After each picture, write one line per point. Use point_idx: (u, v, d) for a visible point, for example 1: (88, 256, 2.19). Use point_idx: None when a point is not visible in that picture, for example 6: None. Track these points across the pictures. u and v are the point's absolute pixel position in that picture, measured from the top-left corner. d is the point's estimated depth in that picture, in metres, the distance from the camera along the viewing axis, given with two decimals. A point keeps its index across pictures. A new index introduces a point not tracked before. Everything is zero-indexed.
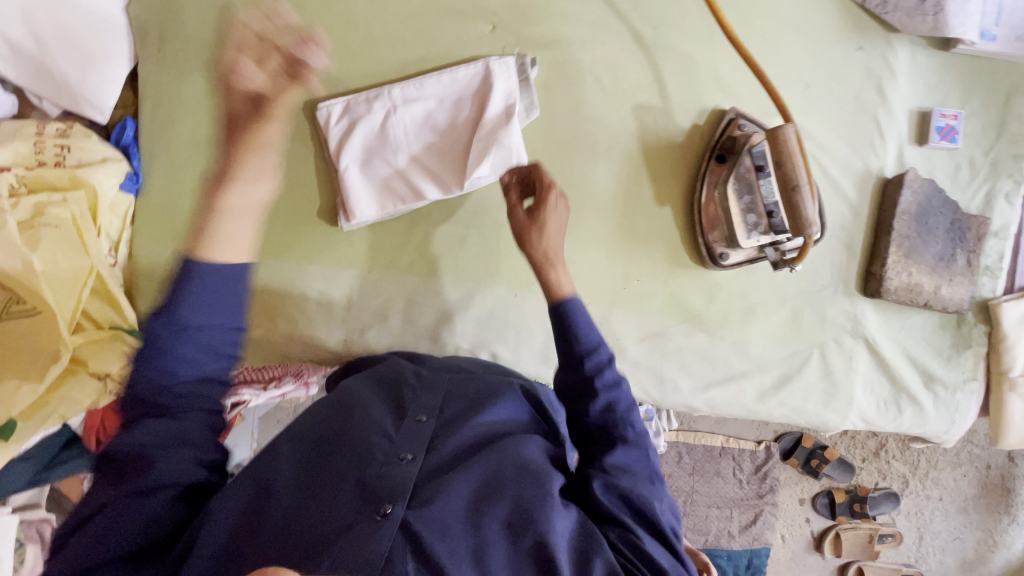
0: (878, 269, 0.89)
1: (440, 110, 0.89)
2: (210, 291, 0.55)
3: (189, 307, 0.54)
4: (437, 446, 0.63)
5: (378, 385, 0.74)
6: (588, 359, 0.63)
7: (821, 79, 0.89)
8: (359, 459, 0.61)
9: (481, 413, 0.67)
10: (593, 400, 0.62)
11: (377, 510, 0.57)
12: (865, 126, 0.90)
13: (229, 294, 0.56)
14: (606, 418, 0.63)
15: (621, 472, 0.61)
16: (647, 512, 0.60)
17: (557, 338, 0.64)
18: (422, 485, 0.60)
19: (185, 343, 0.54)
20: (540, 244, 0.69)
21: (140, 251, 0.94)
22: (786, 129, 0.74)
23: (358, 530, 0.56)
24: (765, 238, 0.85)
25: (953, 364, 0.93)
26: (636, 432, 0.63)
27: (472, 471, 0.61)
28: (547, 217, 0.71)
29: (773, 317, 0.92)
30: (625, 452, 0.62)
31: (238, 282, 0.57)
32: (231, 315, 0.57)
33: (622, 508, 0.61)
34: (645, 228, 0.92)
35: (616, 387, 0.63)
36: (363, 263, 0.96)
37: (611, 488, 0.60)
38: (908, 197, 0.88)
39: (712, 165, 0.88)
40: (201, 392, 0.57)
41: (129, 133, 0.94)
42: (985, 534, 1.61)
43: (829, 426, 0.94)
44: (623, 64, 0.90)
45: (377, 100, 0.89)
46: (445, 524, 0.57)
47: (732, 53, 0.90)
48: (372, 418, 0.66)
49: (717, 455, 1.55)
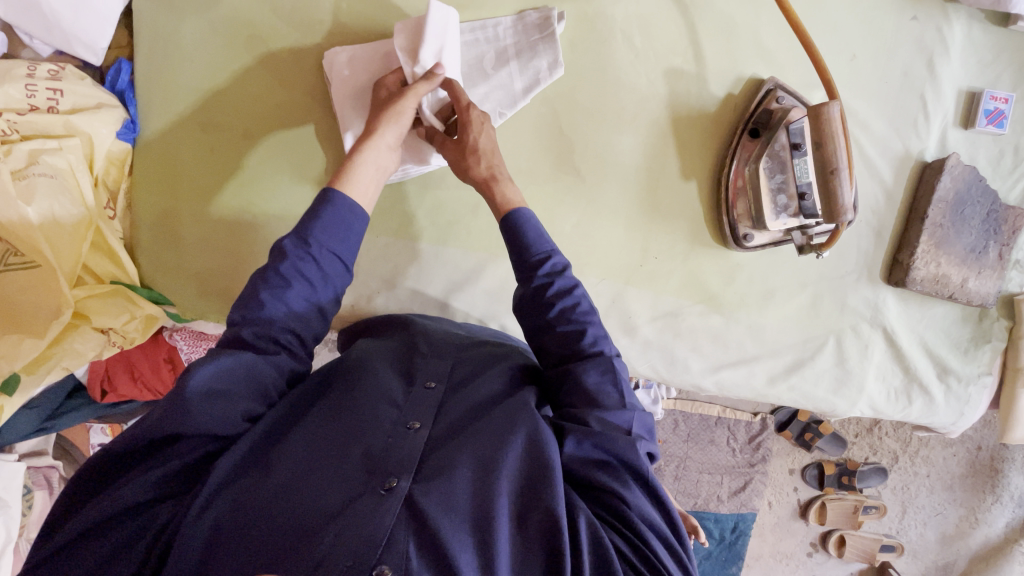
0: (906, 258, 0.86)
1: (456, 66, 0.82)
2: (340, 218, 0.62)
3: (317, 226, 0.61)
4: (445, 414, 0.60)
5: (386, 354, 0.72)
6: (540, 269, 0.63)
7: (868, 51, 0.83)
8: (362, 430, 0.57)
9: (491, 379, 0.64)
10: (545, 310, 0.61)
11: (381, 485, 0.53)
12: (910, 105, 0.85)
13: (347, 217, 0.63)
14: (561, 329, 0.61)
15: (587, 405, 0.57)
16: (620, 455, 0.53)
17: (512, 249, 0.65)
18: (430, 457, 0.56)
19: (301, 265, 0.60)
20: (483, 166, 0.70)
21: (141, 203, 0.91)
22: (831, 107, 0.69)
23: (362, 506, 0.51)
24: (792, 222, 0.82)
25: (969, 358, 0.92)
26: (593, 351, 0.59)
27: (477, 446, 0.55)
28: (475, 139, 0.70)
29: (792, 302, 0.89)
30: (593, 376, 0.58)
31: (351, 210, 0.64)
32: (349, 238, 0.63)
33: (595, 461, 0.55)
34: (668, 204, 0.88)
35: (571, 293, 0.61)
36: (371, 226, 0.92)
37: (585, 439, 0.54)
38: (947, 183, 0.84)
39: (744, 140, 0.83)
40: (294, 311, 0.60)
41: (124, 77, 0.88)
42: (967, 511, 1.65)
43: (836, 412, 0.94)
44: (657, 23, 0.83)
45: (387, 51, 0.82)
46: (452, 500, 0.52)
47: (776, 17, 0.83)
48: (380, 387, 0.63)
49: (712, 425, 1.57)
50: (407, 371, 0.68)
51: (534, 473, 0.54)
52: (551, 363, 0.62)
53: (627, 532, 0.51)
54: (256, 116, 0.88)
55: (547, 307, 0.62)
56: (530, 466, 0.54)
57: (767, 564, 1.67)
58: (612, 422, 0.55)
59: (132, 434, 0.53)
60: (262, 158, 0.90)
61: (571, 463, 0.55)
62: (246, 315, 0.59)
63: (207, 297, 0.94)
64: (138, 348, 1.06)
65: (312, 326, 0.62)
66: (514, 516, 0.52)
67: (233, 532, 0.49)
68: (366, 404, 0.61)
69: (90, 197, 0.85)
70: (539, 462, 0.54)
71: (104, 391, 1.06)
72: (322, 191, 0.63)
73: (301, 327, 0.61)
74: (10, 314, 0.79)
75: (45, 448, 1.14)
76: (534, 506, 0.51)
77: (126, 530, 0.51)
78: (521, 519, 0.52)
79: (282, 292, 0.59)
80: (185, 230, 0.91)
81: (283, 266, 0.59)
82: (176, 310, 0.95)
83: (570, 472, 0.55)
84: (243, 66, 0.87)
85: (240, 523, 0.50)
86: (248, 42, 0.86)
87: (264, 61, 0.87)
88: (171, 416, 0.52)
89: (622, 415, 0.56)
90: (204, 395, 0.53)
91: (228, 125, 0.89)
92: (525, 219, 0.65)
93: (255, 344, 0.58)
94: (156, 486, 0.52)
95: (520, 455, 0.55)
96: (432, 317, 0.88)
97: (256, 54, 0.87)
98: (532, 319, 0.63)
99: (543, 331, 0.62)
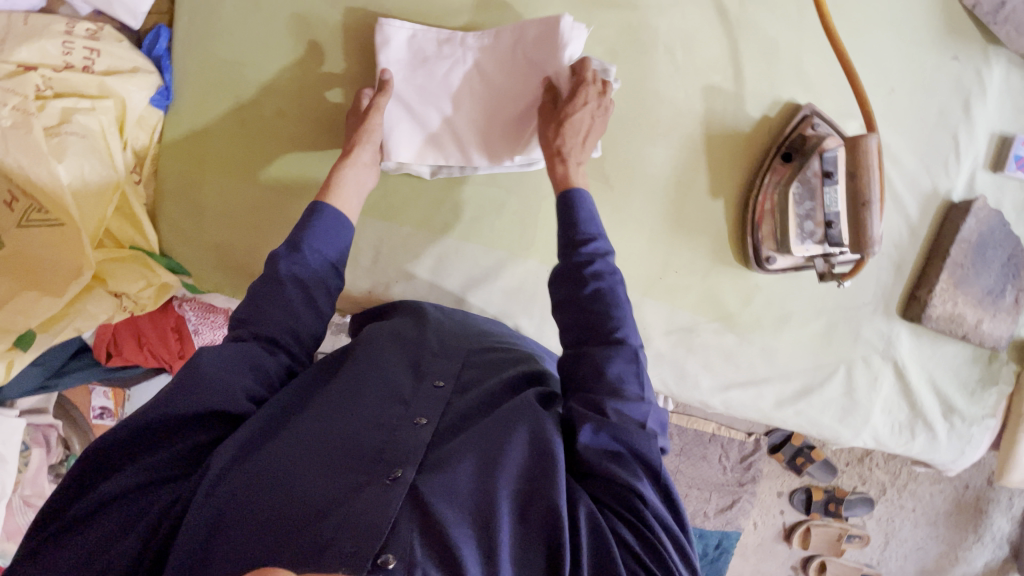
0: (923, 294, 0.87)
1: (497, 67, 0.80)
2: (330, 229, 0.68)
3: (319, 245, 0.66)
4: (452, 411, 0.60)
5: (401, 344, 0.72)
6: (588, 243, 0.61)
7: (907, 85, 0.84)
8: (367, 421, 0.57)
9: (500, 378, 0.65)
10: (578, 287, 0.59)
11: (387, 474, 0.52)
12: (943, 143, 0.86)
13: (335, 227, 0.68)
14: (591, 309, 0.58)
15: (606, 393, 0.54)
16: (633, 446, 0.53)
17: (560, 223, 0.64)
18: (434, 453, 0.55)
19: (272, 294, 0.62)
20: (552, 136, 0.72)
21: (166, 173, 0.91)
22: (868, 138, 0.69)
23: (366, 494, 0.50)
24: (816, 248, 0.82)
25: (975, 399, 0.93)
26: (620, 338, 0.56)
27: (483, 440, 0.55)
28: (569, 115, 0.71)
29: (807, 328, 0.90)
30: (617, 364, 0.55)
31: (338, 219, 0.69)
32: (343, 245, 0.69)
33: (608, 453, 0.54)
34: (693, 219, 0.88)
35: (607, 275, 0.59)
36: (395, 215, 0.92)
37: (601, 429, 0.53)
38: (971, 225, 0.84)
39: (776, 163, 0.83)
40: (288, 323, 0.62)
41: (162, 43, 0.88)
42: (949, 547, 1.66)
43: (839, 441, 0.94)
44: (701, 38, 0.83)
45: (447, 44, 0.81)
46: (456, 493, 0.51)
47: (819, 44, 0.83)
48: (390, 381, 0.63)
49: (706, 441, 1.57)
50: (416, 366, 0.68)
51: (536, 469, 0.53)
52: (574, 341, 0.59)
53: (638, 526, 0.50)
54: (289, 95, 0.89)
55: (582, 285, 0.59)
56: (533, 463, 0.53)
57: None
58: (628, 414, 0.54)
59: (122, 424, 0.52)
60: (292, 137, 0.90)
61: (584, 454, 0.53)
62: (251, 300, 0.62)
63: (226, 272, 0.96)
64: (148, 315, 1.05)
65: (304, 333, 0.63)
66: (516, 514, 0.51)
67: (230, 522, 0.49)
68: (375, 394, 0.61)
69: (119, 159, 0.85)
70: (543, 463, 0.53)
71: (109, 354, 1.06)
72: (312, 204, 0.69)
73: (297, 330, 0.63)
74: (30, 269, 0.80)
75: (44, 407, 1.14)
76: (535, 505, 0.51)
77: (122, 517, 0.50)
78: (524, 516, 0.50)
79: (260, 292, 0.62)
80: (206, 200, 0.92)
81: (257, 287, 0.62)
82: (192, 282, 0.96)
83: (580, 462, 0.54)
84: (283, 42, 0.88)
85: (241, 509, 0.49)
86: (290, 20, 0.87)
87: (305, 42, 0.88)
88: (176, 391, 0.54)
89: (639, 407, 0.54)
90: (218, 367, 0.56)
91: (261, 103, 0.89)
92: (582, 196, 0.65)
93: (262, 337, 0.60)
94: (163, 468, 0.53)
95: (523, 453, 0.54)
96: (448, 309, 0.88)
97: (295, 32, 0.87)
98: (562, 295, 0.60)
99: (574, 313, 0.59)
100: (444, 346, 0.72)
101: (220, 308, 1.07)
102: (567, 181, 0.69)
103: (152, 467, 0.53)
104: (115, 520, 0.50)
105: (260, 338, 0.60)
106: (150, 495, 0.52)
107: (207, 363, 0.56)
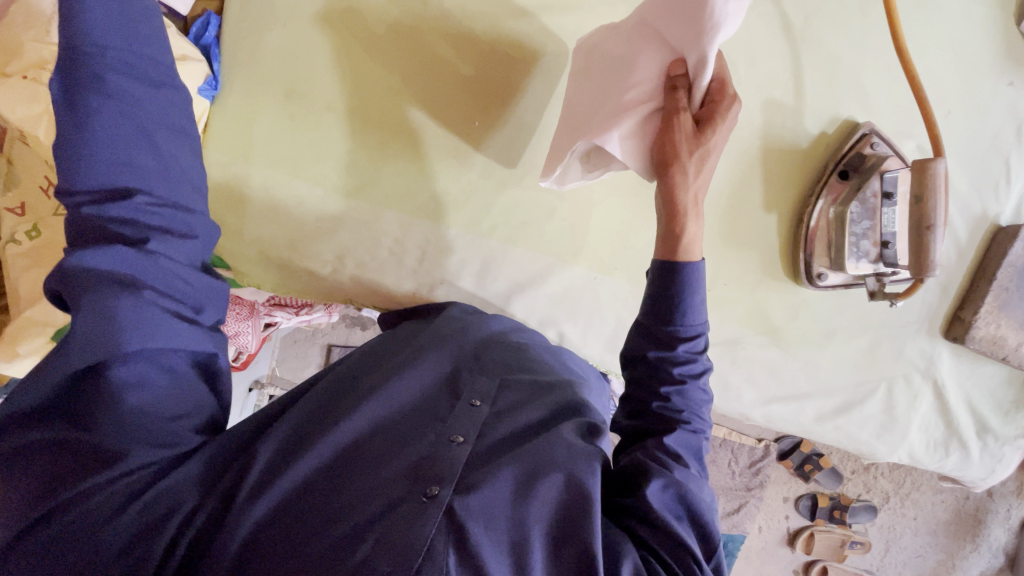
0: (968, 315, 0.87)
1: (653, 48, 0.67)
2: (119, 22, 0.55)
3: (100, 39, 0.53)
4: (489, 434, 0.59)
5: (441, 353, 0.71)
6: (686, 342, 0.60)
7: (963, 108, 0.84)
8: (408, 440, 0.58)
9: (534, 408, 0.63)
10: (655, 376, 0.60)
11: (423, 492, 0.52)
12: (995, 168, 0.86)
13: (137, 29, 0.56)
14: (667, 399, 0.59)
15: (673, 460, 0.57)
16: (695, 509, 0.55)
17: (657, 305, 0.60)
18: (472, 472, 0.54)
19: (115, 126, 0.52)
20: (691, 169, 0.62)
21: (212, 162, 0.88)
22: (937, 163, 0.70)
23: (402, 511, 0.50)
24: (869, 267, 0.81)
25: (1009, 419, 0.94)
26: (690, 422, 0.59)
27: (523, 457, 0.55)
28: (711, 142, 0.61)
29: (851, 344, 0.91)
30: (685, 435, 0.58)
31: (144, 22, 0.57)
32: (149, 56, 0.57)
33: (669, 509, 0.54)
34: (746, 232, 0.88)
35: (692, 378, 0.59)
36: (441, 217, 0.91)
37: (670, 484, 0.54)
38: (1019, 249, 0.84)
39: (832, 180, 0.82)
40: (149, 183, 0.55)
41: (211, 31, 0.86)
42: (946, 556, 1.69)
43: (874, 455, 0.96)
44: (764, 52, 0.82)
45: (611, 30, 0.73)
46: (493, 516, 0.51)
47: (881, 64, 0.83)
48: (429, 401, 0.63)
49: (716, 445, 1.61)
50: (453, 383, 0.67)
51: (572, 507, 0.52)
52: (641, 415, 0.61)
53: None
54: (340, 90, 0.87)
55: (664, 376, 0.60)
56: (569, 499, 0.53)
57: None
58: (691, 483, 0.56)
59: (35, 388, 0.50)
60: (339, 134, 0.88)
61: (649, 503, 0.54)
62: (82, 159, 0.51)
63: (269, 266, 0.94)
64: None
65: (166, 188, 0.56)
66: (550, 550, 0.51)
67: (267, 543, 0.49)
68: (415, 413, 0.62)
69: None
70: (576, 503, 0.53)
71: None
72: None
73: (157, 192, 0.55)
74: None
75: None
76: (571, 543, 0.51)
77: (115, 519, 0.48)
78: (558, 552, 0.51)
79: (73, 127, 0.51)
80: (252, 192, 0.89)
81: (95, 123, 0.51)
82: (233, 274, 0.95)
83: (640, 510, 0.54)
84: (338, 36, 0.86)
85: (281, 529, 0.50)
86: (345, 12, 0.85)
87: (360, 35, 0.86)
88: (90, 343, 0.49)
89: (699, 482, 0.57)
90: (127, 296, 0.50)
91: (312, 96, 0.87)
92: (696, 276, 0.60)
93: (130, 239, 0.53)
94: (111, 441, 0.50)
95: (559, 490, 0.54)
96: (495, 317, 0.87)
97: (348, 27, 0.85)
98: (639, 377, 0.62)
99: (644, 390, 0.61)
100: (482, 358, 0.72)
101: (246, 300, 1.08)
102: (683, 241, 0.61)
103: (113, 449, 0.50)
104: (99, 519, 0.47)
105: (123, 235, 0.53)
106: (143, 488, 0.50)
107: (119, 308, 0.50)
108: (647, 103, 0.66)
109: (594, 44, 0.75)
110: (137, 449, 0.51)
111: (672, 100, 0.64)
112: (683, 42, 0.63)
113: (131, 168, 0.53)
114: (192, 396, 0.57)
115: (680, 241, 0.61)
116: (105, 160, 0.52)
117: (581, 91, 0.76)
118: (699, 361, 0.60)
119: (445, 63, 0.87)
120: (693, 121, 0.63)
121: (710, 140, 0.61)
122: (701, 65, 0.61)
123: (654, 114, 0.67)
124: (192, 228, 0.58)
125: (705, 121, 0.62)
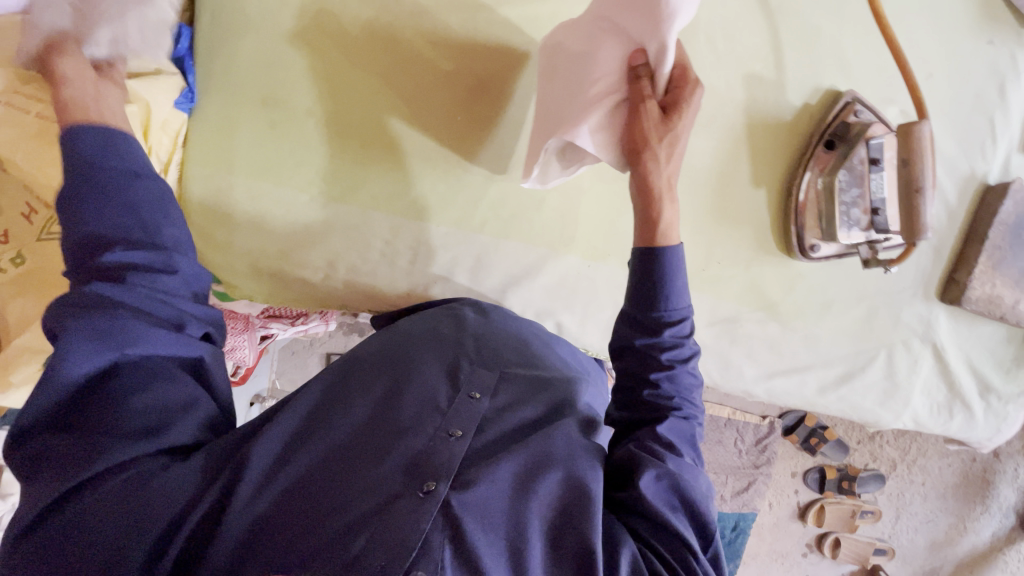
0: (963, 277, 0.88)
1: (613, 41, 0.66)
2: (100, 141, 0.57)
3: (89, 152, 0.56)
4: (488, 429, 0.59)
5: (438, 344, 0.71)
6: (672, 326, 0.59)
7: (945, 70, 0.84)
8: (404, 432, 0.58)
9: (533, 402, 0.63)
10: (643, 363, 0.59)
11: (420, 487, 0.52)
12: (979, 128, 0.86)
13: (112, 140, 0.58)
14: (657, 387, 0.58)
15: (666, 450, 0.56)
16: (689, 499, 0.54)
17: (640, 293, 0.60)
18: (469, 467, 0.55)
19: (106, 208, 0.55)
20: (663, 157, 0.63)
21: (194, 177, 0.86)
22: (922, 125, 0.70)
23: (398, 508, 0.51)
24: (860, 235, 0.81)
25: (1009, 377, 0.95)
26: (682, 409, 0.59)
27: (523, 451, 0.56)
28: (679, 126, 0.62)
29: (848, 314, 0.91)
30: (677, 424, 0.58)
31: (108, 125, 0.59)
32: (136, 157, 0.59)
33: (663, 500, 0.54)
34: (737, 209, 0.87)
35: (681, 364, 0.59)
36: (431, 216, 0.91)
37: (664, 476, 0.54)
38: (1009, 207, 0.85)
39: (819, 151, 0.82)
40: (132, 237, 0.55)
41: (184, 43, 0.84)
42: (957, 519, 1.70)
43: (879, 423, 0.96)
44: (742, 26, 0.82)
45: (565, 29, 0.72)
46: (491, 514, 0.52)
47: (859, 31, 0.83)
48: (426, 389, 0.63)
49: (721, 425, 1.61)
50: (453, 370, 0.66)
51: (571, 505, 0.53)
52: (631, 404, 0.61)
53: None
54: (319, 95, 0.86)
55: (653, 363, 0.59)
56: (567, 497, 0.54)
57: (765, 564, 1.70)
58: (685, 472, 0.55)
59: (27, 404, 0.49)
60: (320, 139, 0.87)
61: (644, 496, 0.53)
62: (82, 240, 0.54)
63: (260, 277, 0.93)
64: None
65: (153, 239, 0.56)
66: (548, 544, 0.52)
67: (263, 542, 0.50)
68: (412, 402, 0.61)
69: None
70: (575, 500, 0.53)
71: None
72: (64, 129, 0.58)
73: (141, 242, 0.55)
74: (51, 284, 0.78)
75: None
76: (568, 539, 0.51)
77: (115, 512, 0.48)
78: (556, 547, 0.51)
79: (71, 219, 0.54)
80: (236, 204, 0.88)
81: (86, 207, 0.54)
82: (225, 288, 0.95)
83: (635, 503, 0.54)
84: (312, 39, 0.84)
85: (277, 527, 0.51)
86: (318, 15, 0.84)
87: (335, 37, 0.85)
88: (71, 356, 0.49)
89: (693, 470, 0.57)
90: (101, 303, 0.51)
91: (292, 103, 0.86)
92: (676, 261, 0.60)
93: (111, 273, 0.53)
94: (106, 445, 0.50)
95: (557, 485, 0.54)
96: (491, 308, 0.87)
97: (322, 30, 0.84)
98: (625, 366, 0.61)
99: (630, 378, 0.61)
100: (481, 347, 0.72)
101: (240, 314, 1.07)
102: (661, 227, 0.61)
103: (108, 447, 0.50)
104: (100, 519, 0.48)
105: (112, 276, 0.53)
106: (144, 481, 0.50)
107: (99, 321, 0.50)
108: (612, 95, 0.66)
109: (555, 42, 0.73)
110: (124, 448, 0.50)
111: (638, 89, 0.63)
112: (643, 32, 0.63)
113: (112, 215, 0.55)
114: (188, 397, 0.56)
115: (658, 228, 0.61)
116: (100, 232, 0.54)
117: (547, 86, 0.74)
118: (687, 344, 0.59)
119: (423, 59, 0.86)
120: (659, 108, 0.63)
121: (677, 125, 0.63)
122: (662, 53, 0.60)
123: (621, 105, 0.67)
124: (175, 263, 0.57)
125: (670, 108, 0.63)
